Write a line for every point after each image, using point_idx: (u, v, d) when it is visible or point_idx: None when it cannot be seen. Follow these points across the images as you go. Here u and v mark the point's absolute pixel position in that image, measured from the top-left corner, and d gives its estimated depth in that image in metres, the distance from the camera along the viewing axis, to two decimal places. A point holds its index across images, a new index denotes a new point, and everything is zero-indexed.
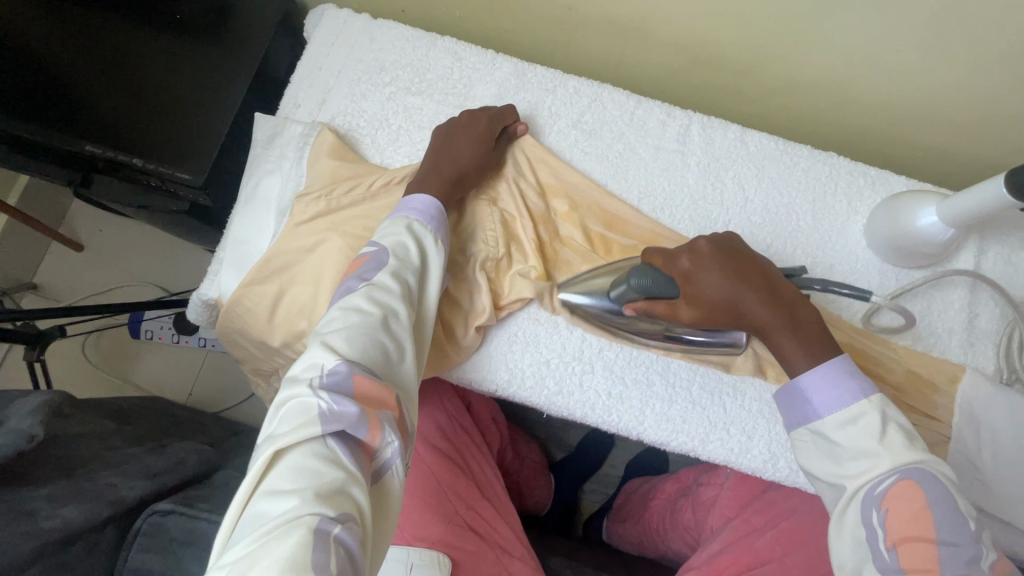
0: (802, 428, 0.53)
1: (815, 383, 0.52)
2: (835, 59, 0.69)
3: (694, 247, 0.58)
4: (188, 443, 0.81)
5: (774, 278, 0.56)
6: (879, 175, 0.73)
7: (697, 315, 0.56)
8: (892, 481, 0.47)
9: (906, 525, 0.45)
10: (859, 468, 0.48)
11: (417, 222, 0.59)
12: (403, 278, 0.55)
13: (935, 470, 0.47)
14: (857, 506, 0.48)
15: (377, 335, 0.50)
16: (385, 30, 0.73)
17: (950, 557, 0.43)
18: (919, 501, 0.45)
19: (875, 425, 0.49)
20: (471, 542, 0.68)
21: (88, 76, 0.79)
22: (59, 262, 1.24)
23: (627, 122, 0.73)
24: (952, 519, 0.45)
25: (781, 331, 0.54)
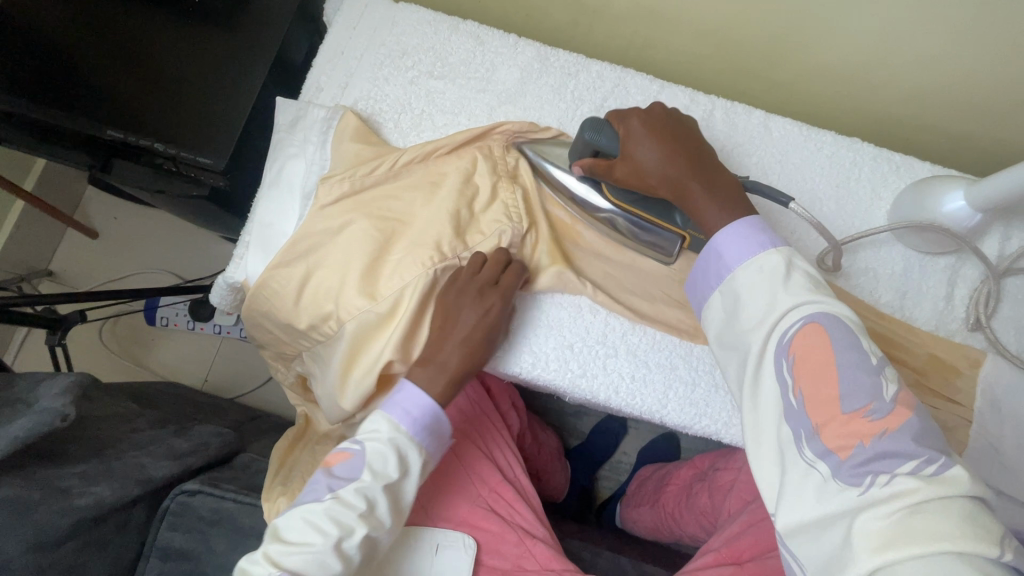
0: (716, 288, 0.50)
1: (728, 239, 0.49)
2: (873, 41, 0.65)
3: (646, 112, 0.56)
4: (211, 426, 0.83)
5: (705, 150, 0.55)
6: (904, 160, 0.70)
7: (627, 175, 0.56)
8: (797, 326, 0.43)
9: (810, 366, 0.42)
10: (764, 313, 0.46)
11: (405, 431, 0.56)
12: (374, 496, 0.54)
13: (835, 308, 0.43)
14: (769, 359, 0.44)
15: (330, 558, 0.50)
16: (406, 14, 0.72)
17: (852, 392, 0.40)
18: (823, 345, 0.42)
19: (781, 270, 0.46)
20: (494, 523, 0.67)
21: (107, 64, 0.80)
22: (79, 248, 1.27)
23: (650, 107, 0.71)
24: (854, 355, 0.41)
25: (697, 192, 0.52)
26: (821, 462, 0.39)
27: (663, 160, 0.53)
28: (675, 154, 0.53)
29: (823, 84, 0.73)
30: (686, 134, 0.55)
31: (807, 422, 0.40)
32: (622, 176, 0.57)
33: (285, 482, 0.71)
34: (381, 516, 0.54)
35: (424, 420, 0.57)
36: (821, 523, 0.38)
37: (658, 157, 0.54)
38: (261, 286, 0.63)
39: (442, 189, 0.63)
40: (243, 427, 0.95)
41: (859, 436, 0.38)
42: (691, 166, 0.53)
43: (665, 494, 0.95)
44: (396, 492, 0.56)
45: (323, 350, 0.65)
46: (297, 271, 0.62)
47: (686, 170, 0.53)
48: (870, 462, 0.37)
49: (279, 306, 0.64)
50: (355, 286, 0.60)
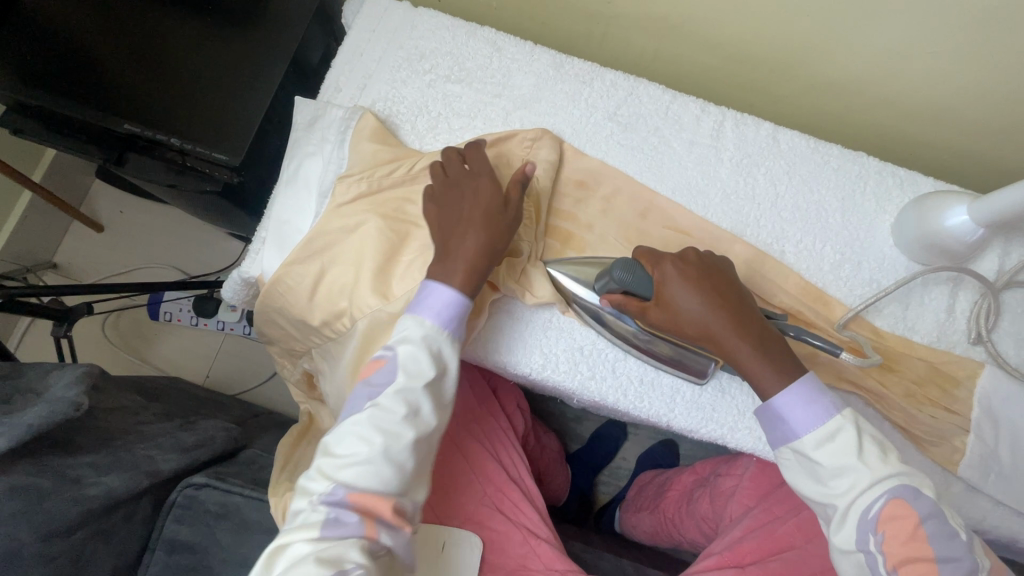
0: (785, 446, 0.54)
1: (789, 401, 0.53)
2: (880, 58, 0.67)
3: (683, 258, 0.59)
4: (216, 422, 0.83)
5: (750, 308, 0.57)
6: (908, 175, 0.72)
7: (665, 322, 0.58)
8: (883, 502, 0.49)
9: (899, 542, 0.48)
10: (849, 483, 0.50)
11: (432, 327, 0.54)
12: (414, 400, 0.52)
13: (914, 482, 0.50)
14: (857, 527, 0.50)
15: (381, 462, 0.50)
16: (425, 18, 0.73)
17: (948, 573, 0.48)
18: (909, 518, 0.49)
19: (855, 441, 0.51)
20: (500, 522, 0.68)
21: (125, 59, 0.81)
22: (84, 241, 1.27)
23: (662, 116, 0.73)
24: (946, 538, 0.48)
25: (753, 362, 0.55)
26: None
27: (710, 315, 0.56)
28: (720, 308, 0.56)
29: (831, 98, 0.74)
30: (729, 288, 0.58)
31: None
32: (658, 320, 0.58)
33: (291, 479, 0.72)
34: (427, 420, 0.53)
35: (451, 321, 0.55)
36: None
37: (704, 318, 0.56)
38: (276, 282, 0.64)
39: None
40: (247, 423, 0.95)
41: None
42: (733, 324, 0.56)
43: (666, 499, 0.96)
44: (436, 392, 0.54)
45: (334, 347, 0.66)
46: (312, 268, 0.63)
47: (733, 329, 0.56)
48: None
49: (293, 303, 0.64)
50: (370, 285, 0.61)
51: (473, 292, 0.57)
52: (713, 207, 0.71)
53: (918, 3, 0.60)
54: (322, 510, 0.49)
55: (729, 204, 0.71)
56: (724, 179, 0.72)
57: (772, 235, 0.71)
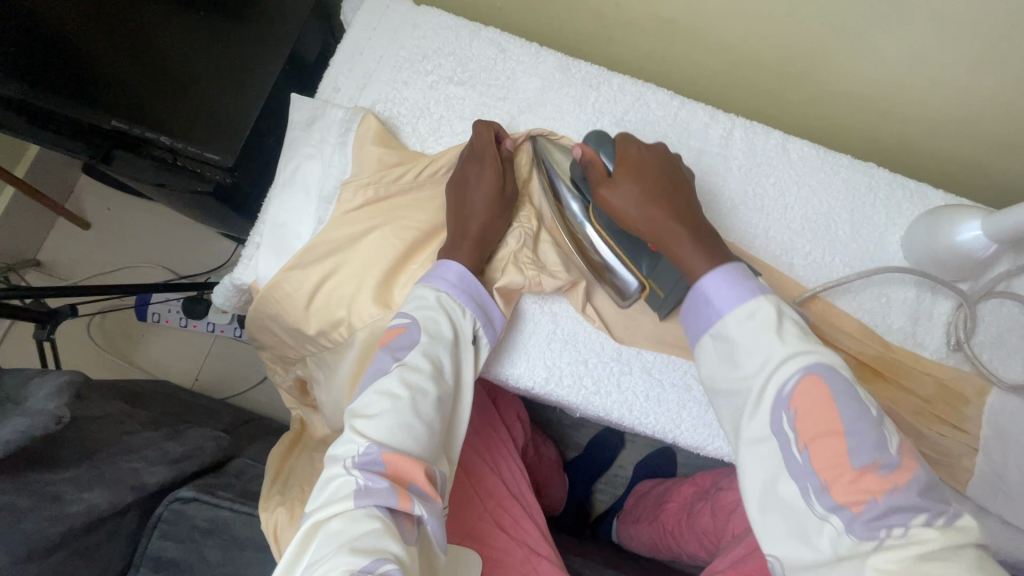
0: (705, 337, 0.50)
1: (713, 283, 0.49)
2: (893, 67, 0.66)
3: (647, 147, 0.56)
4: (205, 430, 0.80)
5: (688, 200, 0.54)
6: (919, 187, 0.70)
7: (623, 175, 0.54)
8: (796, 379, 0.44)
9: (811, 421, 0.43)
10: (759, 362, 0.46)
11: (447, 294, 0.56)
12: (437, 357, 0.53)
13: (833, 361, 0.44)
14: (767, 409, 0.45)
15: (410, 417, 0.48)
16: (428, 17, 0.71)
17: (858, 447, 0.41)
18: (823, 399, 0.43)
19: (772, 319, 0.46)
20: (500, 540, 0.65)
21: (113, 52, 0.78)
22: (69, 238, 1.23)
23: (670, 123, 0.71)
24: (856, 408, 0.43)
25: (683, 245, 0.51)
26: (832, 518, 0.41)
27: (643, 203, 0.53)
28: (658, 196, 0.53)
29: (842, 107, 0.73)
30: (674, 180, 0.54)
31: (816, 477, 0.42)
32: (600, 192, 0.55)
33: (284, 492, 0.69)
34: (447, 380, 0.53)
35: (464, 286, 0.57)
36: (834, 562, 0.41)
37: (636, 207, 0.53)
38: (271, 289, 0.61)
39: None
40: (237, 430, 0.92)
41: (870, 492, 0.41)
42: (670, 207, 0.52)
43: (665, 512, 0.94)
44: (455, 354, 0.55)
45: (330, 357, 0.63)
46: (310, 275, 0.61)
47: (671, 217, 0.52)
48: (882, 518, 0.40)
49: (289, 311, 0.62)
50: (369, 294, 0.59)
51: (473, 295, 0.57)
52: (721, 217, 0.69)
53: (935, 13, 0.59)
54: (356, 475, 0.46)
55: (738, 215, 0.69)
56: (732, 189, 0.70)
57: (781, 246, 0.69)
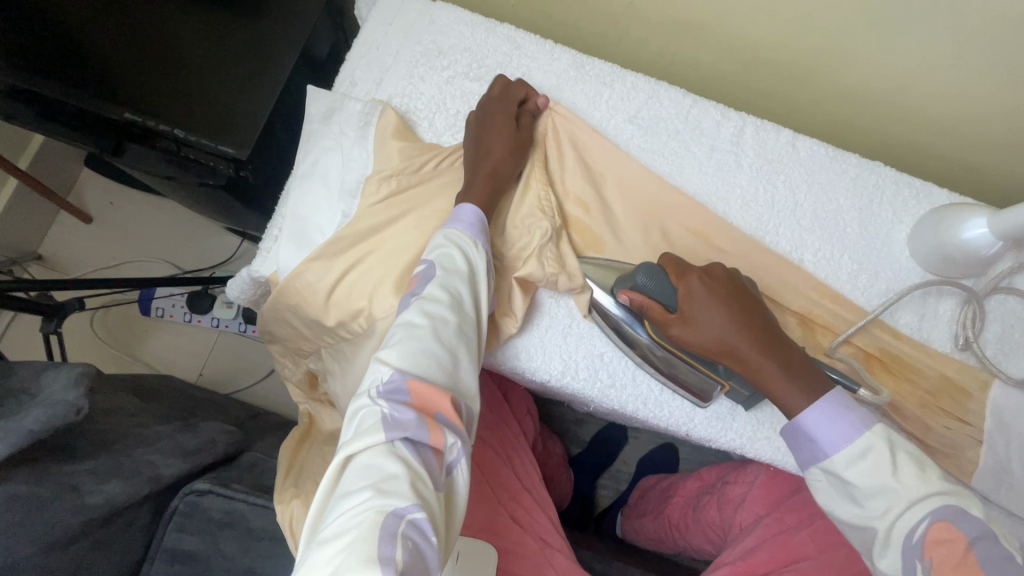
0: (814, 467, 0.49)
1: (816, 420, 0.49)
2: (900, 70, 0.67)
3: (706, 272, 0.56)
4: (217, 424, 0.80)
5: (772, 327, 0.55)
6: (925, 186, 0.72)
7: (683, 334, 0.54)
8: (926, 523, 0.43)
9: (946, 561, 0.42)
10: (884, 507, 0.45)
11: (463, 234, 0.56)
12: (454, 290, 0.53)
13: (958, 497, 0.44)
14: (896, 556, 0.44)
15: (432, 346, 0.49)
16: (444, 13, 0.71)
17: None
18: (958, 548, 0.42)
19: (888, 460, 0.46)
20: (515, 531, 0.66)
21: (126, 44, 0.77)
22: (72, 232, 1.22)
23: (683, 121, 0.72)
24: (997, 551, 0.42)
25: (781, 383, 0.51)
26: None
27: (730, 331, 0.53)
28: (742, 322, 0.53)
29: (849, 107, 0.74)
30: (748, 302, 0.55)
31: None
32: (676, 334, 0.55)
33: (298, 485, 0.70)
34: (467, 310, 0.53)
35: (478, 227, 0.57)
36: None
37: (723, 331, 0.53)
38: (291, 281, 0.62)
39: None
40: (246, 424, 0.92)
41: None
42: (757, 344, 0.53)
43: (670, 506, 0.96)
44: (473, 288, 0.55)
45: (348, 348, 0.64)
46: (330, 268, 0.61)
47: (757, 349, 0.52)
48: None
49: (307, 303, 0.62)
50: (390, 287, 0.59)
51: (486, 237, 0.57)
52: (733, 213, 0.70)
53: (945, 17, 0.60)
54: (382, 404, 0.45)
55: (749, 211, 0.70)
56: (744, 186, 0.71)
57: (791, 243, 0.70)
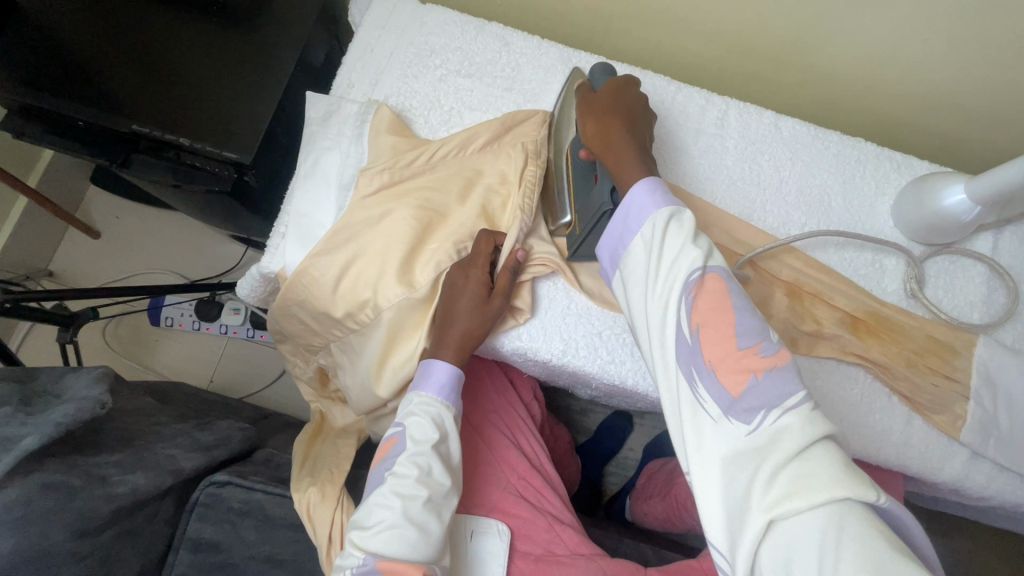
0: (634, 237, 0.51)
1: (640, 190, 0.51)
2: (873, 49, 0.70)
3: (632, 82, 0.61)
4: (231, 422, 0.83)
5: (645, 140, 0.57)
6: (904, 159, 0.75)
7: (584, 111, 0.60)
8: (694, 287, 0.45)
9: (711, 315, 0.43)
10: (670, 262, 0.47)
11: (431, 398, 0.61)
12: (425, 462, 0.58)
13: (728, 270, 0.46)
14: (675, 303, 0.45)
15: (403, 528, 0.55)
16: (434, 15, 0.74)
17: (743, 330, 0.42)
18: (722, 295, 0.44)
19: (686, 227, 0.48)
20: (524, 509, 0.68)
21: (129, 61, 0.80)
22: (81, 248, 1.25)
23: (668, 107, 0.74)
24: (749, 314, 0.43)
25: (618, 143, 0.55)
26: (714, 401, 0.41)
27: (604, 121, 0.57)
28: (617, 116, 0.57)
29: (829, 87, 0.77)
30: (636, 113, 0.58)
31: (704, 361, 0.42)
32: (582, 104, 0.61)
33: (314, 474, 0.73)
34: (439, 479, 0.59)
35: (448, 389, 0.62)
36: (731, 483, 0.38)
37: (597, 118, 0.58)
38: (299, 275, 0.64)
39: (476, 186, 0.66)
40: (259, 423, 0.95)
41: (752, 372, 0.41)
42: (622, 127, 0.56)
43: (676, 486, 0.98)
44: (443, 460, 0.60)
45: (357, 339, 0.67)
46: (337, 260, 0.63)
47: (620, 132, 0.56)
48: (761, 394, 0.40)
49: (315, 297, 0.65)
50: (394, 275, 0.62)
51: (454, 391, 0.62)
52: (720, 193, 0.73)
53: None
54: None
55: (735, 190, 0.73)
56: (729, 166, 0.74)
57: (777, 219, 0.73)
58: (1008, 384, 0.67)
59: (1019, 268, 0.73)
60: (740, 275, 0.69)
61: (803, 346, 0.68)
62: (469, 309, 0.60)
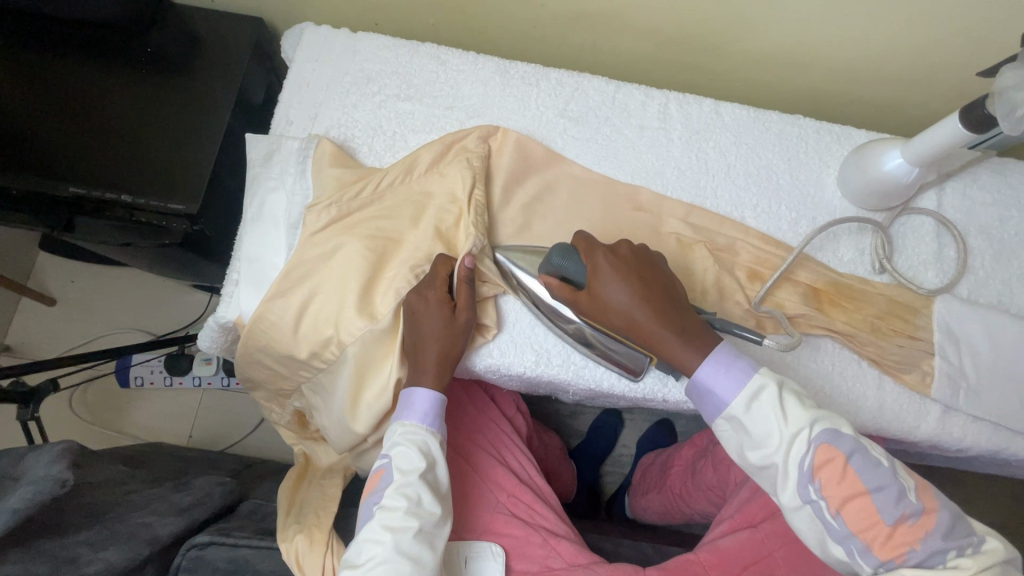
0: (720, 420, 0.53)
1: (711, 372, 0.53)
2: (799, 29, 0.72)
3: (615, 249, 0.58)
4: (210, 479, 0.80)
5: (677, 297, 0.57)
6: (844, 130, 0.77)
7: (592, 310, 0.57)
8: (812, 454, 0.48)
9: (837, 488, 0.47)
10: (774, 446, 0.49)
11: (415, 425, 0.60)
12: (413, 492, 0.57)
13: (832, 422, 0.49)
14: (794, 486, 0.49)
15: (395, 562, 0.54)
16: (366, 42, 0.74)
17: (884, 502, 0.47)
18: (839, 463, 0.47)
19: (776, 403, 0.50)
20: (517, 527, 0.68)
21: (58, 121, 0.78)
22: (37, 317, 1.21)
23: (610, 106, 0.75)
24: (870, 467, 0.47)
25: (671, 343, 0.54)
26: (862, 563, 0.47)
27: (632, 304, 0.55)
28: (642, 296, 0.55)
29: (763, 69, 0.79)
30: (658, 280, 0.57)
31: (856, 539, 0.47)
32: (588, 310, 0.57)
33: (300, 520, 0.72)
34: (430, 509, 0.57)
35: (431, 415, 0.61)
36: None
37: (627, 302, 0.55)
38: (257, 321, 0.62)
39: (429, 208, 0.65)
40: (241, 474, 0.92)
41: (908, 544, 0.46)
42: (658, 317, 0.55)
43: (671, 477, 0.98)
44: (433, 487, 0.58)
45: (325, 378, 0.65)
46: (294, 300, 0.62)
47: (656, 322, 0.55)
48: (924, 562, 0.45)
49: (277, 340, 0.63)
50: (354, 309, 0.61)
51: (439, 416, 0.61)
52: (671, 184, 0.74)
53: None
54: None
55: (686, 180, 0.74)
56: (677, 157, 0.75)
57: (731, 204, 0.74)
58: (967, 335, 0.69)
59: (964, 221, 0.75)
60: (701, 262, 0.70)
61: (771, 326, 0.68)
62: (436, 331, 0.60)
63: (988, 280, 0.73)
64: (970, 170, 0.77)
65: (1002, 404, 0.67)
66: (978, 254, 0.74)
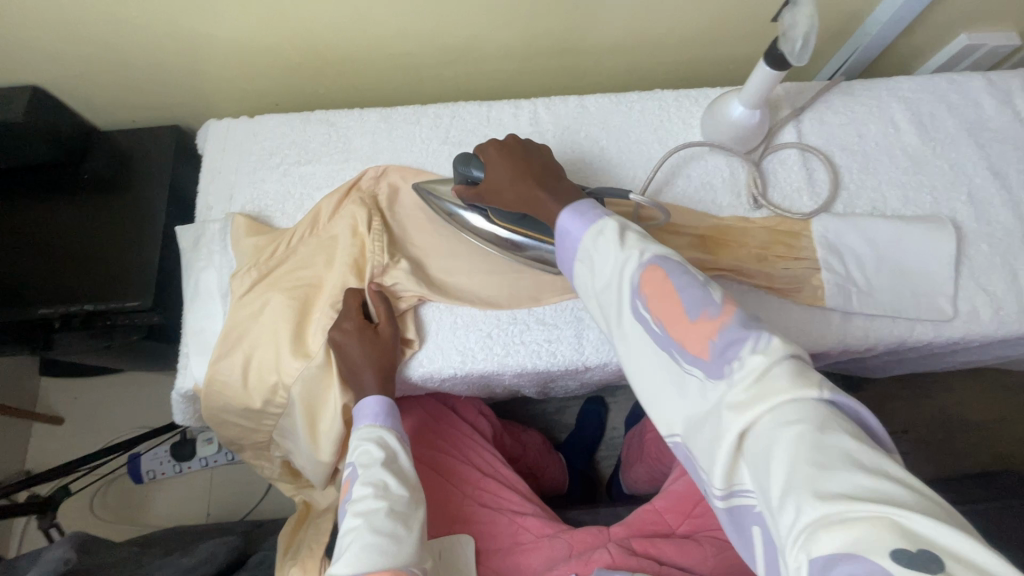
0: (578, 264, 0.57)
1: (567, 221, 0.57)
2: (629, 19, 0.81)
3: (501, 141, 0.65)
4: (217, 541, 0.87)
5: (551, 176, 0.63)
6: (698, 93, 0.85)
7: (494, 201, 0.65)
8: (639, 271, 0.51)
9: (660, 302, 0.49)
10: (613, 279, 0.53)
11: (371, 425, 0.64)
12: (378, 478, 0.60)
13: (665, 251, 0.52)
14: (627, 304, 0.51)
15: (372, 540, 0.55)
16: (263, 124, 0.84)
17: (692, 299, 0.47)
18: (661, 277, 0.49)
19: (615, 232, 0.54)
20: (486, 515, 0.73)
21: (19, 255, 0.88)
22: (49, 437, 1.30)
23: (486, 124, 0.84)
24: (687, 277, 0.49)
25: (544, 197, 0.61)
26: (694, 369, 0.46)
27: (512, 180, 0.63)
28: (520, 175, 0.62)
29: (615, 57, 0.88)
30: (533, 162, 0.63)
31: (673, 342, 0.48)
32: (489, 197, 0.66)
33: (295, 556, 0.79)
34: (398, 491, 0.60)
35: (384, 414, 0.65)
36: (705, 426, 0.44)
37: (509, 180, 0.63)
38: (210, 383, 0.70)
39: (339, 250, 0.73)
40: (249, 535, 0.98)
41: (708, 336, 0.46)
42: (532, 182, 0.62)
43: (647, 443, 1.02)
44: (398, 473, 0.61)
45: (284, 419, 0.73)
46: (237, 359, 0.70)
47: (527, 186, 0.61)
48: (724, 352, 0.44)
49: (231, 396, 0.71)
50: (288, 352, 0.69)
51: (391, 413, 0.65)
52: None
53: None
54: None
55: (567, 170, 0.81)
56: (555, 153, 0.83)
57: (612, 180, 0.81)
58: (847, 244, 0.75)
59: (827, 144, 0.82)
60: None
61: None
62: (363, 353, 0.66)
63: (860, 191, 0.79)
64: (822, 99, 0.84)
65: (891, 297, 0.73)
66: (847, 171, 0.80)
